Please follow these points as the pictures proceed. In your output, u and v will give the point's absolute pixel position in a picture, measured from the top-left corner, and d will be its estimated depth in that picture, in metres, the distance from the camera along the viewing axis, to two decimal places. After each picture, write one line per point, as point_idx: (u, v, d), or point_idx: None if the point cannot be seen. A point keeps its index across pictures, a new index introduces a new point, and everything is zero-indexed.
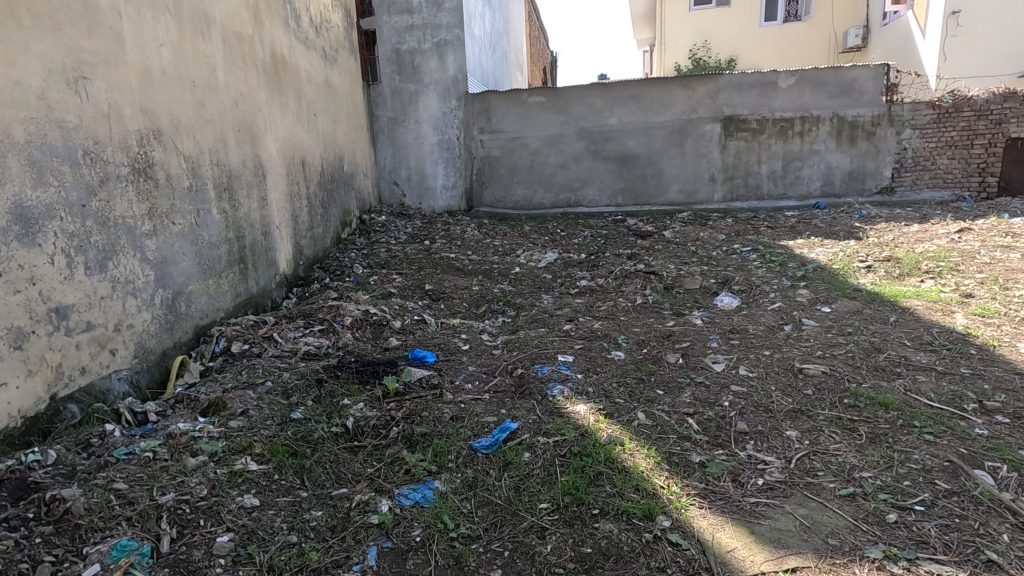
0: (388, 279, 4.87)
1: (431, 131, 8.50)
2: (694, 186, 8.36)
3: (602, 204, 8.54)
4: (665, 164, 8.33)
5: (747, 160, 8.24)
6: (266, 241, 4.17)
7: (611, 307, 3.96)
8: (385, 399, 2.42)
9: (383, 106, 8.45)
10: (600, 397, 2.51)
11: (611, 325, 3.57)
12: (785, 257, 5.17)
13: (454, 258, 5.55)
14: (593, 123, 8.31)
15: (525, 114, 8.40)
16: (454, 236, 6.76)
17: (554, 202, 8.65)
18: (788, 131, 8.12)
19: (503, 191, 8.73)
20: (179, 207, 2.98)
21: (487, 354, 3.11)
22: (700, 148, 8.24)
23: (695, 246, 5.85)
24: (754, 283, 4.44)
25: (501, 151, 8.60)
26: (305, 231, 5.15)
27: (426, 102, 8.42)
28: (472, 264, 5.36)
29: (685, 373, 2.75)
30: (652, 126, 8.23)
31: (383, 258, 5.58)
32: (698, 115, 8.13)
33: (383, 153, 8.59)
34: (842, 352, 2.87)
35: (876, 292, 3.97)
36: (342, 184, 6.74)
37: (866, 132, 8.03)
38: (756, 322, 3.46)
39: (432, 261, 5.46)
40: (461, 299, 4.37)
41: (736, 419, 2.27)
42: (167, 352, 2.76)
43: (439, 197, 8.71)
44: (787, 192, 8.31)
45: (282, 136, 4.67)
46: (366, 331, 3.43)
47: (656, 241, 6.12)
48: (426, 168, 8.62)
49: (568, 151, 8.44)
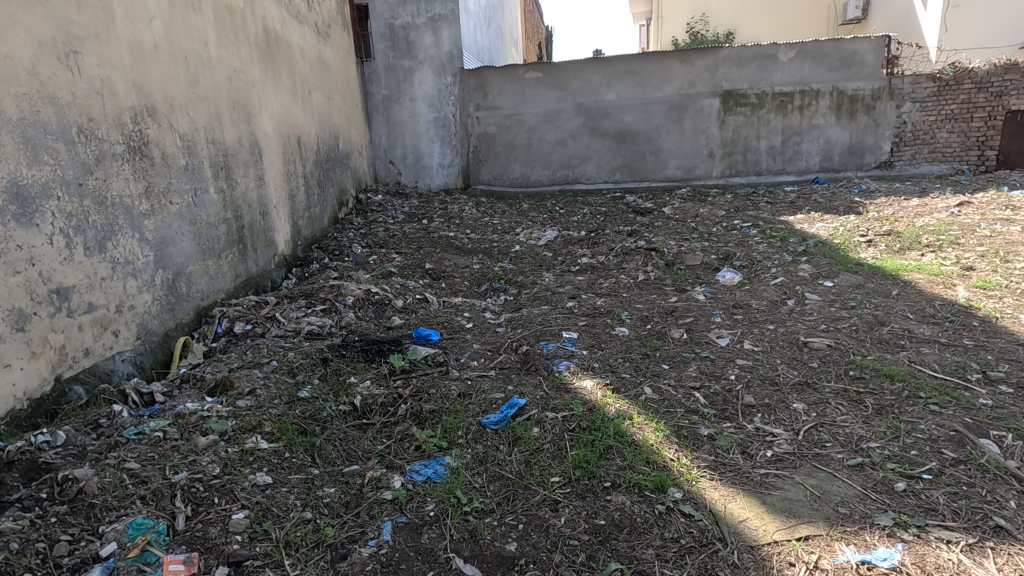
0: (388, 258, 4.84)
1: (426, 108, 8.38)
2: (693, 162, 8.30)
3: (600, 181, 8.48)
4: (664, 140, 8.25)
5: (746, 135, 8.17)
6: (264, 221, 4.12)
7: (613, 284, 3.95)
8: (392, 377, 2.42)
9: (377, 83, 8.30)
10: (606, 372, 2.51)
11: (614, 302, 3.56)
12: (785, 232, 5.16)
13: (453, 237, 5.51)
14: (591, 99, 8.20)
15: (521, 91, 8.29)
16: (452, 215, 6.70)
17: (552, 179, 8.58)
18: (787, 105, 8.05)
19: (500, 169, 8.65)
20: (175, 186, 2.93)
21: (491, 332, 3.11)
22: (699, 124, 8.16)
23: (695, 222, 5.82)
24: (756, 258, 4.43)
25: (498, 128, 8.50)
26: (302, 211, 5.10)
27: (421, 78, 8.28)
28: (471, 242, 5.33)
29: (690, 348, 2.75)
30: (651, 101, 8.12)
31: (382, 238, 5.54)
32: (697, 90, 8.03)
33: (378, 132, 8.47)
34: (846, 325, 2.88)
35: (877, 266, 3.96)
36: (338, 163, 6.65)
37: (866, 106, 7.97)
38: (758, 297, 3.46)
39: (431, 240, 5.42)
40: (462, 277, 4.35)
41: (742, 393, 2.28)
42: (169, 334, 2.73)
43: (436, 176, 8.62)
44: (786, 167, 8.27)
45: (277, 113, 4.59)
46: (369, 310, 3.42)
47: (655, 217, 6.09)
48: (422, 146, 8.51)
49: (565, 127, 8.35)
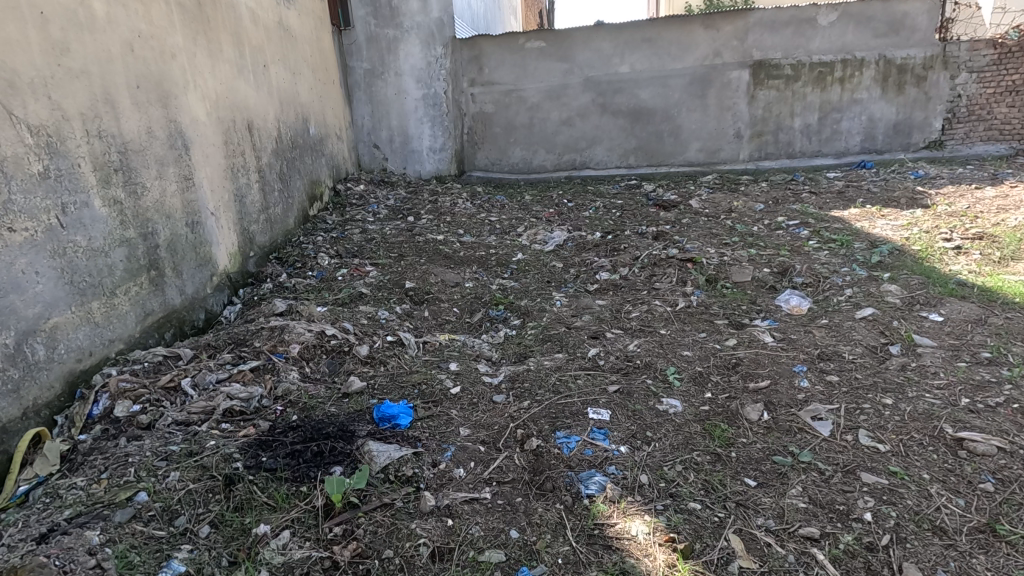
0: (361, 273, 3.93)
1: (414, 84, 7.34)
2: (717, 143, 7.30)
3: (612, 167, 7.50)
4: (684, 119, 7.24)
5: (779, 112, 7.16)
6: (193, 235, 3.20)
7: (645, 315, 3.05)
8: (328, 523, 1.54)
9: (358, 56, 7.27)
10: (665, 499, 1.63)
11: (652, 346, 2.67)
12: (845, 233, 4.25)
13: (444, 241, 4.59)
14: (601, 72, 7.17)
15: (522, 63, 7.26)
16: (443, 210, 5.77)
17: (557, 164, 7.60)
18: (827, 77, 7.02)
19: (498, 153, 7.67)
20: (23, 204, 2.01)
21: (486, 405, 2.21)
22: (725, 100, 7.13)
23: (730, 220, 4.91)
24: (821, 273, 3.53)
25: (495, 107, 7.49)
26: (256, 213, 4.17)
27: (407, 49, 7.22)
28: (464, 249, 4.40)
29: (778, 442, 1.86)
30: (670, 74, 7.09)
31: (357, 243, 4.61)
32: (724, 60, 6.99)
33: (360, 112, 7.48)
34: (1003, 401, 1.98)
35: (988, 287, 3.06)
36: (309, 151, 5.69)
37: (916, 77, 6.96)
38: (847, 340, 2.57)
39: (415, 245, 4.49)
40: (451, 301, 3.44)
41: (896, 557, 1.40)
42: (7, 429, 1.85)
43: (426, 161, 7.64)
44: (822, 149, 7.28)
45: (213, 92, 3.61)
46: (321, 365, 2.52)
47: (682, 215, 5.17)
48: (410, 128, 7.51)
49: (572, 105, 7.33)
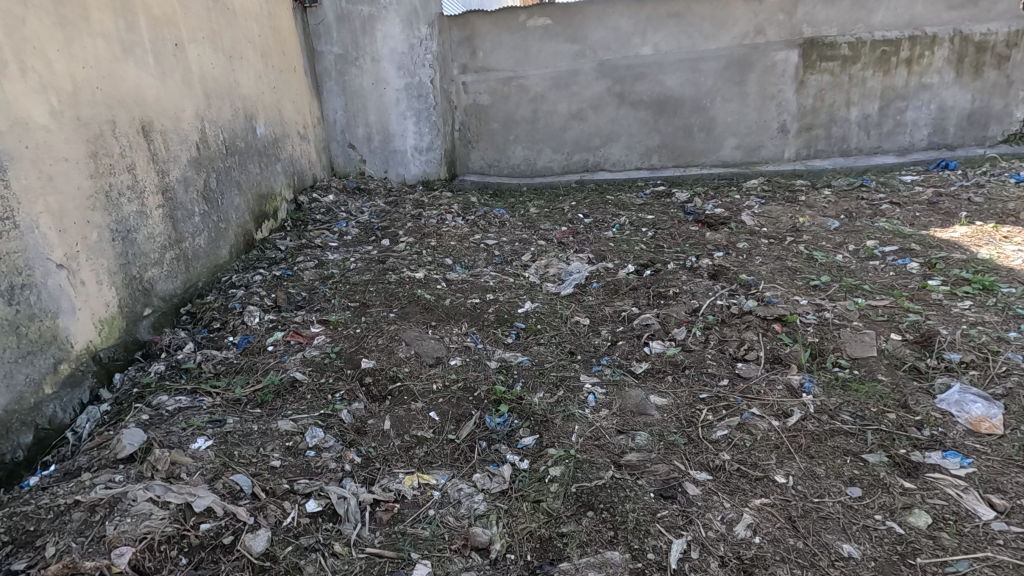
0: (303, 341, 2.76)
1: (394, 72, 6.05)
2: (758, 139, 6.09)
3: (630, 168, 6.31)
4: (719, 111, 6.02)
5: (833, 101, 5.95)
6: (14, 309, 2.03)
7: (740, 439, 1.87)
8: None
9: (328, 38, 6.00)
10: None
11: (779, 522, 1.57)
12: (978, 270, 3.07)
13: (423, 281, 3.41)
14: (619, 55, 5.93)
15: (523, 45, 6.02)
16: (427, 230, 4.58)
17: (565, 165, 6.39)
18: (891, 58, 5.80)
19: (495, 153, 6.47)
20: None
21: None
22: (767, 87, 5.91)
23: (803, 245, 3.74)
24: (983, 344, 2.36)
25: (491, 98, 6.27)
26: (158, 251, 2.96)
27: (385, 29, 5.92)
28: (451, 294, 3.22)
29: None
30: (703, 56, 5.85)
31: (307, 284, 3.43)
32: (767, 38, 5.76)
33: (332, 106, 6.26)
34: None
35: None
36: (255, 156, 4.47)
37: (997, 57, 5.76)
38: None
39: (385, 288, 3.30)
40: (427, 399, 2.25)
41: None
42: None
43: (411, 163, 6.40)
44: (883, 145, 6.09)
45: (67, 79, 2.40)
46: None
47: (734, 237, 3.99)
48: (391, 123, 6.26)
49: (584, 95, 6.10)
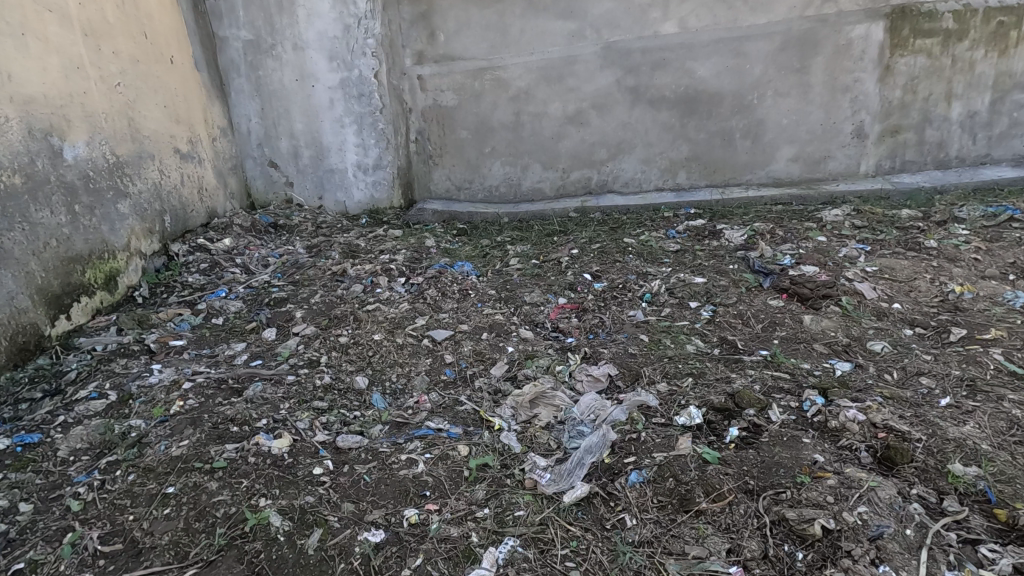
0: None
1: (324, 64, 4.31)
2: (824, 148, 4.35)
3: (648, 189, 4.62)
4: (772, 109, 4.28)
5: (927, 94, 4.16)
6: None
7: None
8: None
9: (232, 18, 4.24)
10: None
11: None
12: None
13: (283, 465, 1.69)
14: (631, 36, 4.20)
15: (500, 24, 4.28)
16: (345, 305, 2.88)
17: (560, 186, 4.69)
18: (1009, 32, 3.99)
19: (466, 171, 4.76)
20: None
21: None
22: (839, 76, 4.14)
23: (1000, 351, 2.06)
24: None
25: (458, 97, 4.53)
26: None
27: (310, 5, 4.16)
28: (325, 509, 1.53)
29: None
30: (749, 34, 4.09)
31: (49, 474, 1.71)
32: (838, 8, 3.97)
33: (243, 111, 4.50)
34: None
35: None
36: (59, 198, 2.74)
37: None
38: None
39: (195, 489, 1.59)
40: None
41: None
42: None
43: (352, 186, 4.69)
44: (993, 153, 4.26)
45: None
46: None
47: (858, 327, 2.33)
48: (324, 134, 4.52)
49: (585, 90, 4.37)
